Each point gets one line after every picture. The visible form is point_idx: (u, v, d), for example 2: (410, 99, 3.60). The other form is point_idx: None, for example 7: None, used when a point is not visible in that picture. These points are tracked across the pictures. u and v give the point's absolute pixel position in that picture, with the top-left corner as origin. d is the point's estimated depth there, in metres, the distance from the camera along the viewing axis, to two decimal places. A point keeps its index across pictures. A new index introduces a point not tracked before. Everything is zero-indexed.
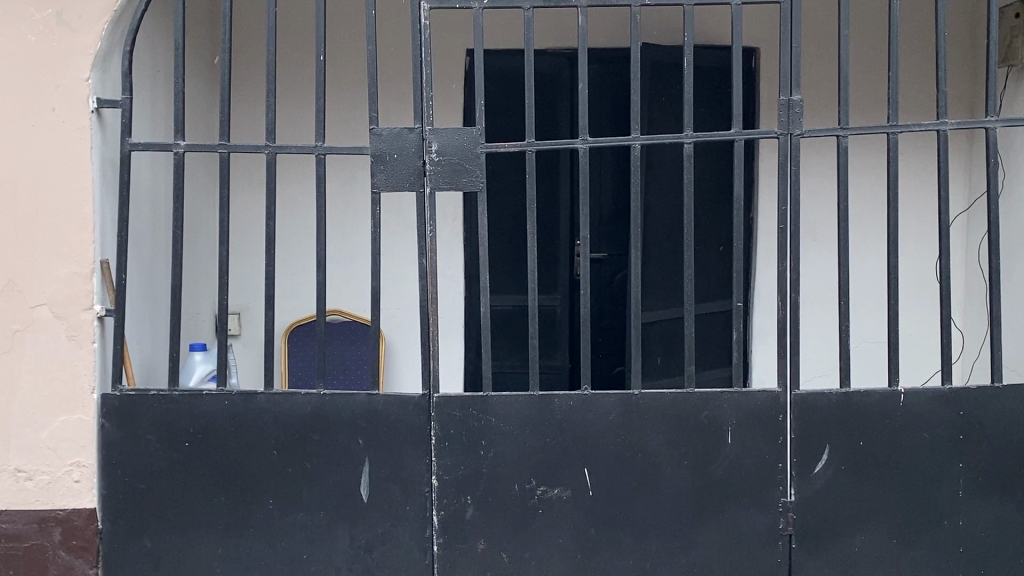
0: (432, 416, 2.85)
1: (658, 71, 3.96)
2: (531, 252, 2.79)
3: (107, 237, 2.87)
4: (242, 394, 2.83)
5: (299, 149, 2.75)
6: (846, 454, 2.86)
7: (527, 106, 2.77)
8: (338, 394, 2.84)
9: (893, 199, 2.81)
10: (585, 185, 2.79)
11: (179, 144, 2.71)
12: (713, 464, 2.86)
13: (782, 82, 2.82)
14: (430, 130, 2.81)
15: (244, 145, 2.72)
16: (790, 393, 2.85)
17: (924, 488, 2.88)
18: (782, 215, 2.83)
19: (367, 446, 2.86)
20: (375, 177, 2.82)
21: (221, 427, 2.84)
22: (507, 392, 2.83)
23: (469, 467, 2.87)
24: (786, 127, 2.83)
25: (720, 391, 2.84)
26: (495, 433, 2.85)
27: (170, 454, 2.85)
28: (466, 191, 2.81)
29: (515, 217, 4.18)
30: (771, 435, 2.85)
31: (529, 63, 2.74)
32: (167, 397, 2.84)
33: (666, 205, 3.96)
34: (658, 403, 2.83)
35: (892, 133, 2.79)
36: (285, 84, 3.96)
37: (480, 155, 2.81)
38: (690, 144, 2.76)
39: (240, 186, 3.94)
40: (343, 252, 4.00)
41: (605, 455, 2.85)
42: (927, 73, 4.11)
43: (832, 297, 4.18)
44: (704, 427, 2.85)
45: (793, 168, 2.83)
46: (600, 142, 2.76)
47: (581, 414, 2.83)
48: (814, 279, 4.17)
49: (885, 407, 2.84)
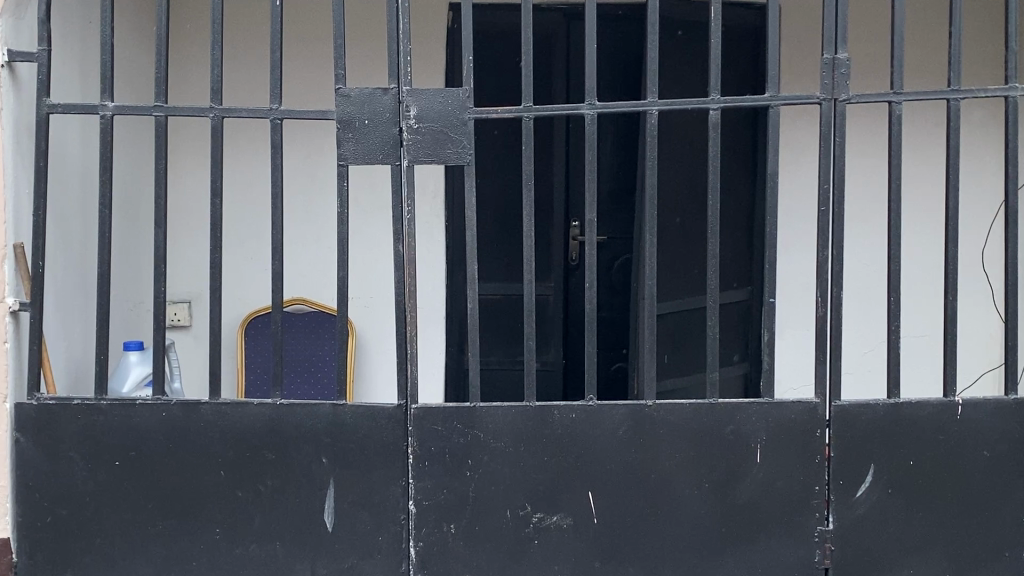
0: (408, 431, 2.41)
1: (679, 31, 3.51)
2: (528, 238, 2.33)
3: (21, 217, 2.40)
4: (182, 404, 2.38)
5: (248, 113, 2.29)
6: (893, 476, 2.44)
7: (524, 63, 2.32)
8: (297, 405, 2.39)
9: (953, 174, 2.38)
10: (590, 159, 2.32)
11: (106, 106, 2.26)
12: (740, 487, 2.44)
13: (825, 37, 2.38)
14: (407, 91, 2.36)
15: (183, 109, 2.27)
16: (829, 405, 2.42)
17: (983, 513, 2.46)
18: (822, 195, 2.40)
19: (332, 466, 2.42)
20: (340, 147, 2.37)
21: (159, 442, 2.39)
22: (498, 403, 2.40)
23: (452, 491, 2.44)
24: (829, 91, 2.39)
25: (749, 403, 2.41)
26: (484, 451, 2.42)
27: (97, 475, 2.40)
28: (450, 165, 2.37)
29: (502, 195, 3.75)
30: (806, 454, 2.43)
31: (528, 15, 2.28)
32: (93, 407, 2.37)
33: (677, 181, 3.52)
34: (674, 416, 2.41)
35: (954, 99, 2.36)
36: (239, 41, 3.48)
37: (467, 122, 2.36)
38: (716, 110, 2.34)
39: (188, 157, 3.47)
40: (309, 234, 3.54)
41: (612, 477, 2.43)
42: (980, 34, 3.61)
43: (878, 289, 3.70)
44: (728, 444, 2.43)
45: (836, 139, 2.39)
46: (611, 107, 2.30)
47: (585, 429, 2.41)
48: (853, 265, 3.70)
49: (940, 420, 2.42)
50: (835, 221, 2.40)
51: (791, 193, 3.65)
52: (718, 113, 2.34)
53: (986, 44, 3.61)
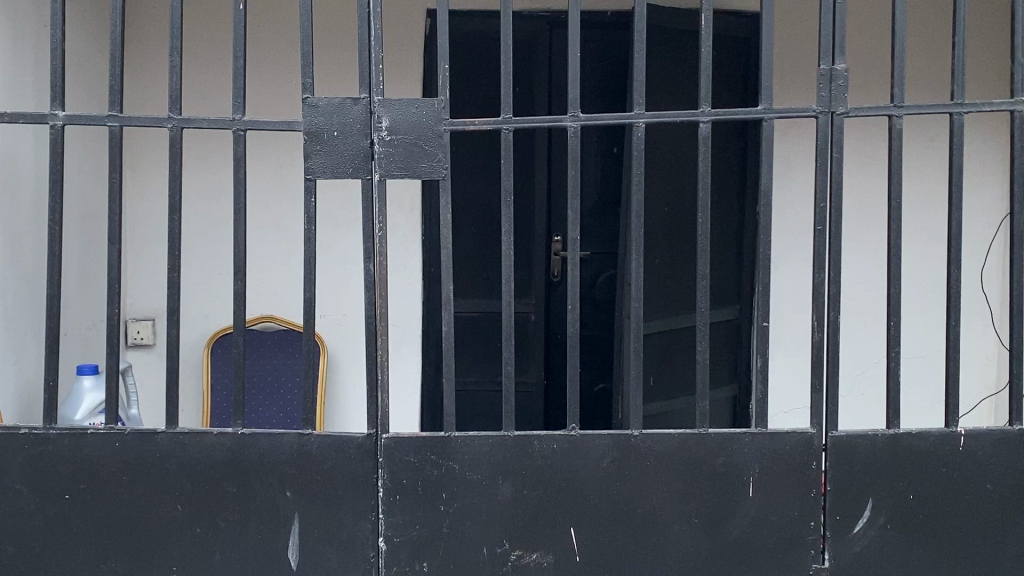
0: (378, 463, 2.26)
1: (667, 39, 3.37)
2: (506, 258, 2.19)
3: None
4: (137, 434, 2.23)
5: (209, 123, 2.14)
6: (892, 511, 2.31)
7: (504, 72, 2.17)
8: (260, 435, 2.24)
9: (956, 192, 2.25)
10: (573, 175, 2.17)
11: (56, 116, 2.11)
12: (731, 522, 2.31)
13: (822, 48, 2.25)
14: (379, 101, 2.21)
15: (139, 119, 2.12)
16: (825, 436, 2.29)
17: (987, 551, 2.32)
18: (819, 213, 2.26)
19: (297, 500, 2.27)
20: (308, 160, 2.22)
21: (111, 475, 2.24)
22: (474, 433, 2.25)
23: (425, 526, 2.29)
24: (826, 104, 2.26)
25: (741, 432, 2.28)
26: (459, 484, 2.28)
27: (45, 509, 2.24)
28: (424, 180, 2.22)
29: (481, 208, 3.61)
30: (801, 487, 2.30)
31: (507, 20, 2.14)
32: (42, 437, 2.22)
33: (664, 195, 3.38)
34: (661, 447, 2.27)
35: (956, 114, 2.23)
36: (204, 48, 3.34)
37: (444, 134, 2.22)
38: (707, 123, 2.21)
39: (152, 169, 3.31)
40: (279, 249, 3.39)
41: (595, 511, 2.28)
42: (976, 44, 3.50)
43: (871, 307, 3.58)
44: (719, 477, 2.29)
45: (833, 155, 2.27)
46: (595, 118, 2.16)
47: (567, 460, 2.26)
48: (848, 283, 3.57)
49: (941, 452, 2.29)
50: (831, 241, 2.27)
51: (781, 209, 3.53)
52: (709, 127, 2.21)
53: (981, 56, 3.49)
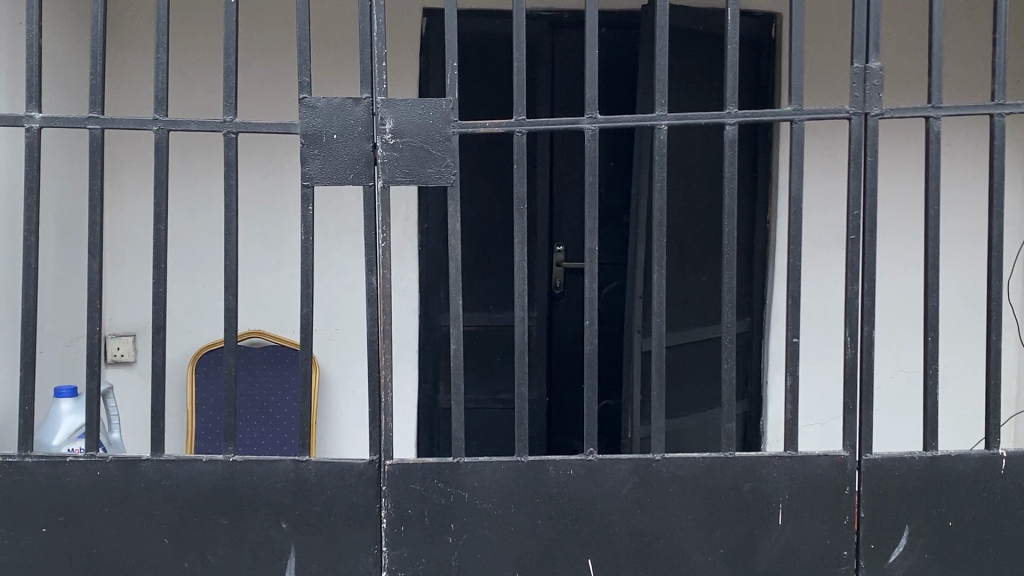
0: (382, 492, 2.10)
1: (676, 40, 3.22)
2: (519, 270, 2.03)
3: None
4: (119, 462, 2.05)
5: (198, 125, 1.98)
6: (930, 539, 2.16)
7: (517, 70, 2.02)
8: (254, 462, 2.08)
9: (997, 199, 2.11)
10: (591, 181, 2.02)
11: (32, 117, 1.94)
12: (759, 552, 2.15)
13: (855, 45, 2.10)
14: (382, 102, 2.06)
15: (122, 120, 1.95)
16: (859, 459, 2.14)
17: None
18: (851, 220, 2.12)
19: (294, 532, 2.10)
20: (306, 166, 2.06)
21: (92, 506, 2.06)
22: (485, 459, 2.09)
23: (432, 559, 2.13)
24: (860, 105, 2.12)
25: (771, 456, 2.12)
26: (468, 513, 2.11)
27: (20, 543, 2.07)
28: (430, 186, 2.07)
29: (479, 217, 3.45)
30: (833, 513, 2.15)
31: (519, 17, 1.99)
32: (17, 466, 2.04)
33: (674, 203, 3.22)
34: (685, 471, 2.12)
35: (998, 114, 2.09)
36: (189, 49, 3.17)
37: (451, 137, 2.07)
38: (734, 126, 2.06)
39: (134, 177, 3.14)
40: (268, 260, 3.22)
41: (614, 541, 2.13)
42: None
43: None
44: (747, 504, 2.14)
45: (867, 158, 2.13)
46: (615, 120, 2.01)
47: (585, 487, 2.11)
48: None
49: (982, 475, 2.14)
50: (865, 250, 2.12)
51: None
52: (736, 129, 2.07)
53: None
